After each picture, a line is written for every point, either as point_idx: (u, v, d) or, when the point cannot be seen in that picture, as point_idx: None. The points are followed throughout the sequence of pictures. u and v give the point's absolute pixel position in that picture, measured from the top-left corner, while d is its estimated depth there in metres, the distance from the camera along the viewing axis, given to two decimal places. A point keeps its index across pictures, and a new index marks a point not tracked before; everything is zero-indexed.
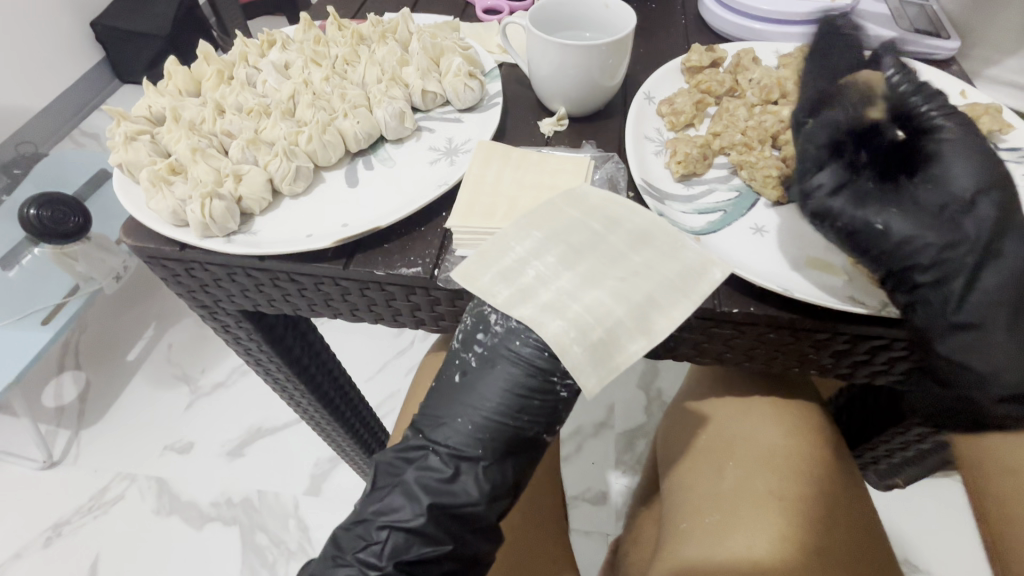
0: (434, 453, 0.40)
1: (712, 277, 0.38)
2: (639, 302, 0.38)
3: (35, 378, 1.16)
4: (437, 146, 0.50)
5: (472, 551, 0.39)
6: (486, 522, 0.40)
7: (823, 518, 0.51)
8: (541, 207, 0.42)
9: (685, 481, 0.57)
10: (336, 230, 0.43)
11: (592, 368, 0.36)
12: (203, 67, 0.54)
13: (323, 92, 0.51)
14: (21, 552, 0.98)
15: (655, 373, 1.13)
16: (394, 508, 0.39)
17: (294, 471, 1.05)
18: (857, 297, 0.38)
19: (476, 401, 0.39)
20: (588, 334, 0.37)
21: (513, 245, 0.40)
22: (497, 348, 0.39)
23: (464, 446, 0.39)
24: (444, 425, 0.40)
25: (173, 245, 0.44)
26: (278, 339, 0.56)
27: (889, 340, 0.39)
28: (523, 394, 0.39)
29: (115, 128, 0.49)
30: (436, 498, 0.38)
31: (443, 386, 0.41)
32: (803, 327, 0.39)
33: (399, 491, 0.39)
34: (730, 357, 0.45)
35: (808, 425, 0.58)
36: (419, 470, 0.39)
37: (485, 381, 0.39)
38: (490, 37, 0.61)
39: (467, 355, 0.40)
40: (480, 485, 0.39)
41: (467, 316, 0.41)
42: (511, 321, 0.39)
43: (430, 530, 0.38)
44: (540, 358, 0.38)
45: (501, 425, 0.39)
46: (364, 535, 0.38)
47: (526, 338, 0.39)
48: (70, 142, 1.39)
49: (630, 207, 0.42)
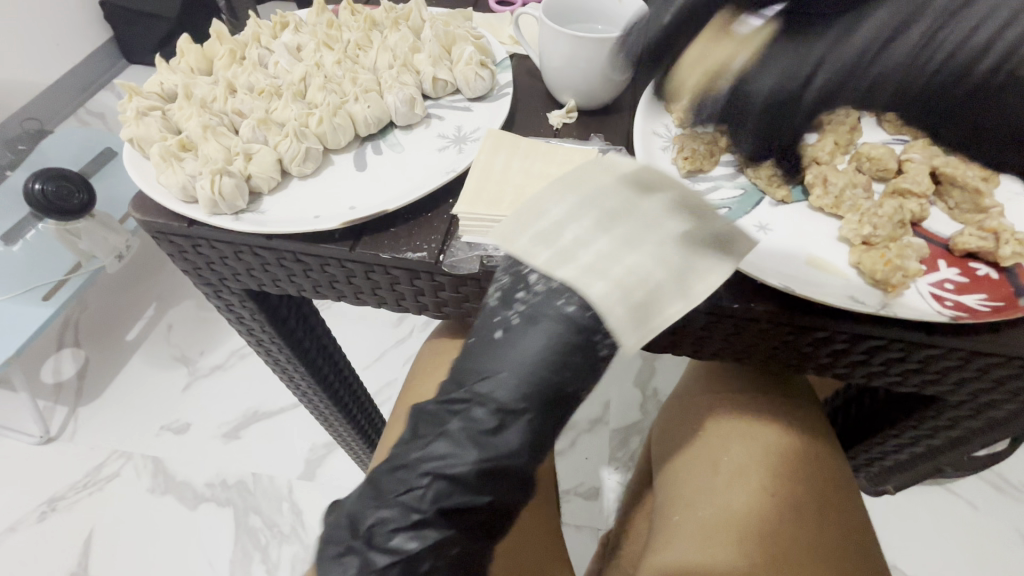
0: (479, 405, 0.35)
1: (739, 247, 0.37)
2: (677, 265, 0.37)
3: (35, 353, 1.17)
4: (446, 134, 0.51)
5: (513, 502, 0.37)
6: (529, 474, 0.37)
7: (809, 510, 0.52)
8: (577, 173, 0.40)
9: (677, 477, 0.58)
10: (344, 212, 0.44)
11: (632, 328, 0.35)
12: (216, 46, 0.54)
13: (335, 75, 0.52)
14: (17, 525, 0.98)
15: (651, 372, 1.14)
16: (441, 455, 0.35)
17: (289, 455, 1.06)
18: (857, 297, 0.38)
19: (520, 357, 0.35)
20: (632, 294, 0.35)
21: (547, 207, 0.39)
22: (541, 306, 0.35)
23: (512, 400, 0.34)
24: (487, 380, 0.35)
25: (181, 220, 0.44)
26: (282, 321, 0.57)
27: (887, 341, 0.39)
28: (570, 351, 0.35)
29: (127, 103, 0.49)
30: (485, 448, 0.35)
31: (481, 341, 0.36)
32: (802, 325, 0.40)
33: (445, 437, 0.35)
34: (728, 353, 0.45)
35: (797, 423, 0.59)
36: (464, 421, 0.35)
37: (530, 337, 0.35)
38: (502, 29, 0.61)
39: (508, 313, 0.36)
40: (528, 435, 0.35)
41: (502, 274, 0.37)
42: (554, 280, 0.35)
43: (476, 479, 0.35)
44: (588, 316, 0.35)
45: (549, 381, 0.35)
46: (406, 479, 0.35)
47: (570, 297, 0.35)
48: (76, 120, 1.40)
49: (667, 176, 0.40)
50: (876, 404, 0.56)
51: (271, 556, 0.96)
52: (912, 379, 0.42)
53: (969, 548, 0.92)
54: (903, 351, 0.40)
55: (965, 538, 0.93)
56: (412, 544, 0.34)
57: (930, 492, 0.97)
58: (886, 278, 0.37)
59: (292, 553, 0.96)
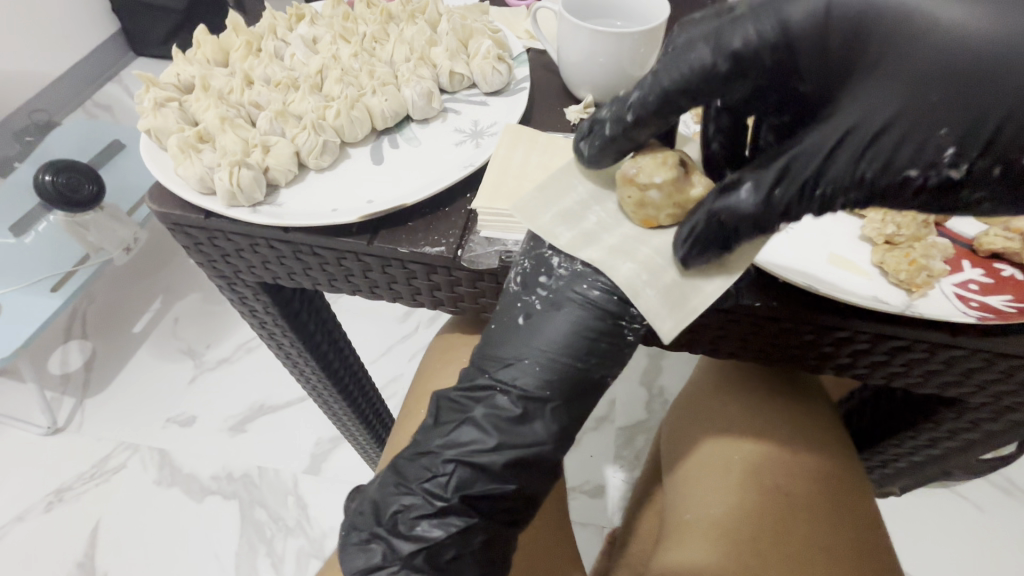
0: (502, 392, 0.38)
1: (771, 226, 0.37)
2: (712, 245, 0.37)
3: (43, 344, 1.17)
4: (462, 128, 0.50)
5: (536, 491, 0.40)
6: (550, 463, 0.39)
7: (820, 507, 0.53)
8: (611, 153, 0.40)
9: (687, 472, 0.58)
10: (362, 205, 0.44)
11: (666, 312, 0.36)
12: (232, 38, 0.54)
13: (351, 68, 0.51)
14: (24, 515, 0.99)
15: (658, 370, 1.14)
16: (463, 443, 0.39)
17: (295, 449, 1.06)
18: (880, 296, 0.38)
19: (543, 342, 0.38)
20: (660, 277, 0.36)
21: (576, 184, 0.40)
22: (563, 291, 0.38)
23: (533, 387, 0.38)
24: (510, 365, 0.38)
25: (198, 212, 0.44)
26: (294, 315, 0.57)
27: (910, 341, 0.39)
28: (591, 336, 0.37)
29: (144, 94, 0.49)
30: (505, 437, 0.38)
31: (506, 327, 0.39)
32: (824, 325, 0.39)
33: (468, 426, 0.39)
34: (746, 353, 0.45)
35: (808, 420, 0.59)
36: (487, 409, 0.38)
37: (552, 322, 0.38)
38: (518, 23, 0.61)
39: (530, 298, 0.39)
40: (549, 425, 0.38)
41: (524, 260, 0.40)
42: (577, 264, 0.38)
43: (499, 468, 0.38)
44: (609, 301, 0.37)
45: (569, 365, 0.37)
46: (429, 466, 0.39)
47: (594, 281, 0.37)
48: (84, 112, 1.40)
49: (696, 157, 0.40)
50: (894, 406, 0.55)
51: (277, 549, 0.96)
52: (934, 380, 0.42)
53: (976, 551, 0.92)
54: (927, 353, 0.39)
55: (971, 541, 0.93)
56: (436, 532, 0.39)
57: (937, 495, 0.97)
58: (910, 278, 0.37)
59: (297, 546, 0.97)
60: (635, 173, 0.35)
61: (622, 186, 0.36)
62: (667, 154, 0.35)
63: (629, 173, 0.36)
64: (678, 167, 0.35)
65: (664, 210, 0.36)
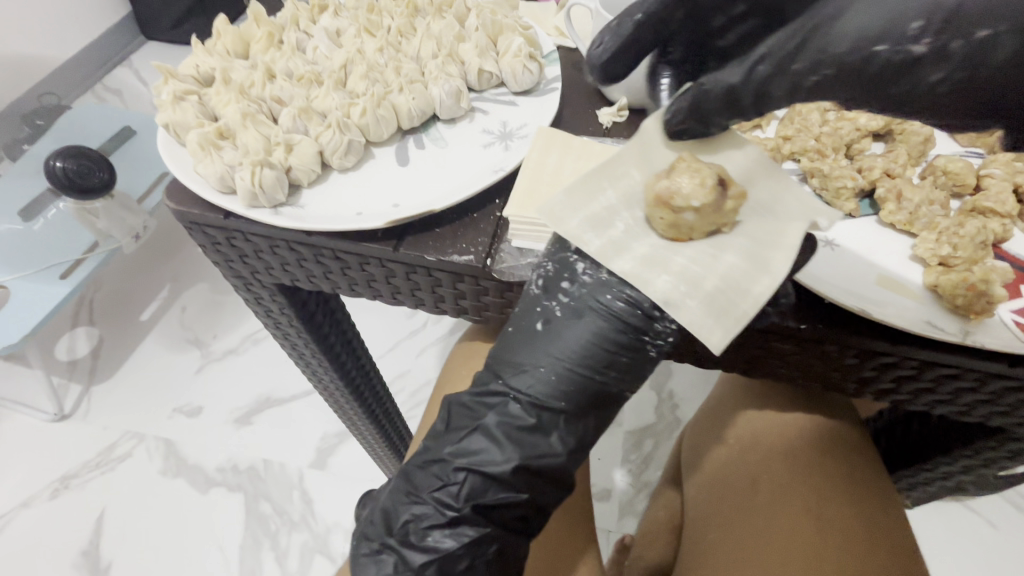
0: (515, 400, 0.37)
1: (799, 225, 0.35)
2: (752, 246, 0.35)
3: (49, 331, 1.16)
4: (491, 129, 0.48)
5: (547, 501, 0.39)
6: (564, 475, 0.38)
7: (858, 536, 0.50)
8: (642, 143, 0.37)
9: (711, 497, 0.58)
10: (387, 210, 0.42)
11: (712, 321, 0.34)
12: (253, 29, 0.52)
13: (377, 63, 0.49)
14: (29, 502, 0.99)
15: (668, 375, 1.11)
16: (474, 452, 0.37)
17: (301, 443, 1.05)
18: (935, 322, 0.35)
19: (559, 350, 0.36)
20: (699, 288, 0.34)
21: (606, 191, 0.37)
22: (585, 299, 0.36)
23: (548, 396, 0.36)
24: (525, 372, 0.37)
25: (217, 212, 0.42)
26: (309, 317, 0.55)
27: (961, 371, 0.37)
28: (612, 349, 0.36)
29: (162, 86, 0.48)
30: (516, 445, 0.37)
31: (522, 331, 0.37)
32: (872, 349, 0.37)
33: (478, 434, 0.38)
34: (784, 373, 0.43)
35: (843, 445, 0.57)
36: (500, 416, 0.37)
37: (571, 330, 0.36)
38: (547, 19, 0.58)
39: (550, 304, 0.37)
40: (565, 437, 0.37)
41: (547, 262, 0.38)
42: (602, 273, 0.36)
43: (509, 477, 0.36)
44: (633, 315, 0.35)
45: (586, 377, 0.36)
46: (440, 475, 0.38)
47: (618, 292, 0.35)
48: (93, 96, 1.38)
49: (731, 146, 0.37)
50: (928, 429, 0.53)
51: (281, 543, 0.95)
52: (981, 409, 0.40)
53: (990, 568, 0.90)
54: (978, 383, 0.38)
55: (985, 558, 0.91)
56: (448, 543, 0.37)
57: (949, 509, 0.95)
58: (967, 304, 0.35)
59: (301, 541, 0.96)
60: (671, 194, 0.34)
61: (654, 207, 0.35)
62: (704, 174, 0.34)
63: (664, 194, 0.34)
64: (716, 188, 0.34)
65: (699, 229, 0.35)
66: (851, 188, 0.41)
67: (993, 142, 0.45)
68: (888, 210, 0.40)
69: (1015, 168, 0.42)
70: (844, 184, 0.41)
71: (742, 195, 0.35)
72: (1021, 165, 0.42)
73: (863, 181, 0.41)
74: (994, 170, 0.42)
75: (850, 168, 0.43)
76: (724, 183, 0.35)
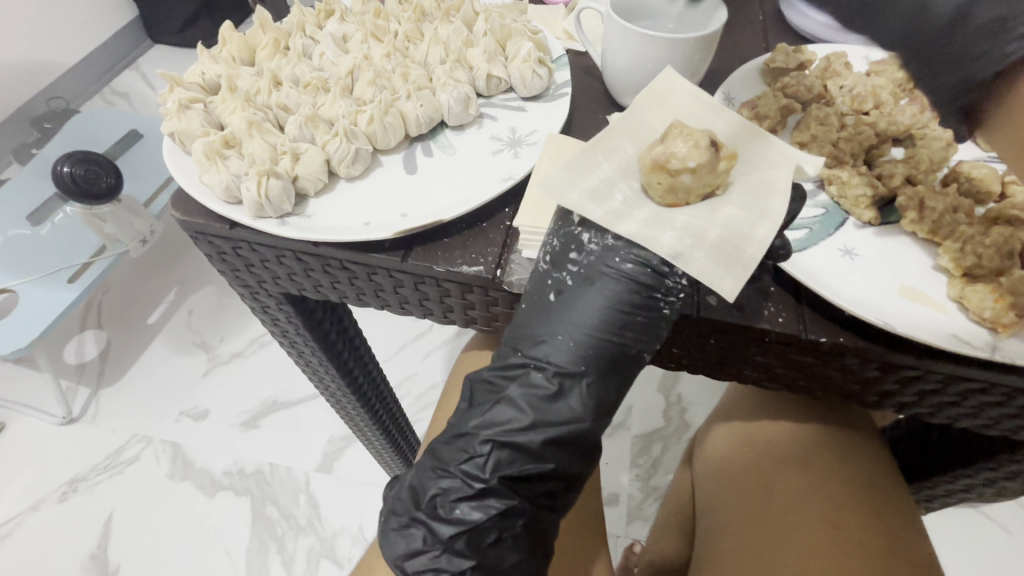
0: (537, 369, 0.37)
1: (787, 168, 0.37)
2: (749, 198, 0.37)
3: (58, 334, 1.16)
4: (500, 136, 0.47)
5: (574, 473, 0.38)
6: (590, 440, 0.37)
7: (873, 538, 0.50)
8: (632, 119, 0.39)
9: (722, 506, 0.56)
10: (395, 220, 0.41)
11: (723, 269, 0.34)
12: (259, 35, 0.52)
13: (384, 70, 0.49)
14: (38, 505, 0.99)
15: (676, 378, 1.10)
16: (500, 422, 0.36)
17: (308, 446, 1.05)
18: (961, 336, 0.34)
19: (575, 318, 0.36)
20: (704, 238, 0.35)
21: (601, 164, 0.38)
22: (596, 265, 0.36)
23: (569, 362, 0.36)
24: (543, 342, 0.37)
25: (222, 222, 0.42)
26: (317, 324, 0.54)
27: (988, 386, 0.36)
28: (625, 310, 0.36)
29: (168, 94, 0.47)
30: (539, 414, 0.36)
31: (535, 305, 0.37)
32: (895, 362, 0.36)
33: (503, 405, 0.37)
34: (801, 384, 0.42)
35: (849, 446, 0.57)
36: (522, 386, 0.37)
37: (585, 297, 0.36)
38: (556, 22, 0.58)
39: (560, 275, 0.37)
40: (585, 400, 0.36)
41: (553, 239, 0.38)
42: (607, 239, 0.36)
43: (538, 448, 0.36)
44: (643, 274, 0.35)
45: (604, 341, 0.36)
46: (465, 448, 0.37)
47: (628, 254, 0.36)
48: (101, 99, 1.38)
49: (716, 110, 0.40)
50: (947, 440, 0.52)
51: (287, 547, 0.95)
52: (1005, 424, 0.38)
53: None
54: (1004, 398, 0.36)
55: (1003, 565, 0.89)
56: (475, 515, 0.36)
57: (963, 516, 0.94)
58: (995, 318, 0.34)
59: (307, 545, 0.95)
60: (668, 158, 0.35)
61: (651, 172, 0.35)
62: (698, 136, 0.35)
63: (660, 158, 0.35)
64: (710, 148, 0.35)
65: (695, 192, 0.36)
66: (870, 197, 0.40)
67: None
68: (910, 220, 0.39)
69: None
70: (863, 193, 0.40)
71: (733, 156, 0.36)
72: None
73: (883, 189, 0.40)
74: (1019, 176, 0.41)
75: (870, 176, 0.41)
76: (716, 145, 0.36)
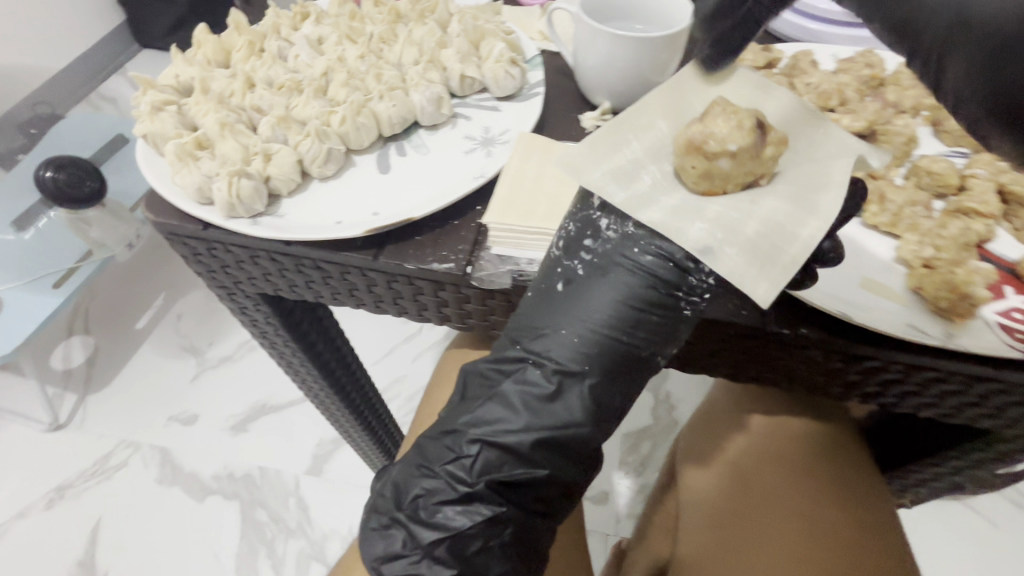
0: (534, 365, 0.36)
1: (846, 161, 0.34)
2: (796, 190, 0.34)
3: (45, 340, 1.16)
4: (473, 136, 0.48)
5: (568, 479, 0.37)
6: (590, 446, 0.37)
7: (847, 536, 0.51)
8: (677, 100, 0.38)
9: (714, 503, 0.55)
10: (367, 219, 0.41)
11: (758, 271, 0.32)
12: (234, 38, 0.52)
13: (358, 71, 0.49)
14: (25, 512, 0.98)
15: (664, 376, 1.11)
16: (490, 421, 0.36)
17: (297, 449, 1.05)
18: (918, 326, 0.35)
19: (583, 312, 0.35)
20: (739, 233, 0.33)
21: (633, 143, 0.37)
22: (611, 255, 0.35)
23: (570, 360, 0.35)
24: (544, 335, 0.36)
25: (195, 223, 0.42)
26: (295, 325, 0.55)
27: (946, 374, 0.37)
28: (641, 307, 0.34)
29: (141, 97, 0.47)
30: (535, 415, 0.36)
31: (542, 294, 0.37)
32: (854, 352, 0.37)
33: (494, 403, 0.37)
34: (768, 377, 0.43)
35: (835, 443, 0.58)
36: (518, 383, 0.36)
37: (596, 288, 0.35)
38: (531, 23, 0.58)
39: (572, 263, 0.36)
40: (583, 402, 0.36)
41: (570, 223, 0.37)
42: (627, 227, 0.35)
43: (527, 450, 0.36)
44: (664, 268, 0.34)
45: (611, 338, 0.35)
46: (453, 448, 0.37)
47: (647, 245, 0.34)
48: (87, 105, 1.38)
49: (762, 98, 0.39)
50: (914, 429, 0.54)
51: (277, 551, 0.95)
52: (968, 412, 0.39)
53: (991, 566, 0.90)
54: (964, 385, 0.37)
55: (986, 555, 0.91)
56: (460, 520, 0.36)
57: (947, 508, 0.95)
58: (951, 306, 0.35)
59: (297, 548, 0.95)
60: (704, 139, 0.34)
61: (686, 153, 0.34)
62: (741, 116, 0.34)
63: (696, 139, 0.34)
64: (755, 130, 0.34)
65: (733, 179, 0.34)
66: None
67: (978, 140, 0.45)
68: (872, 211, 0.40)
69: (1000, 168, 0.41)
70: None
71: (780, 143, 0.34)
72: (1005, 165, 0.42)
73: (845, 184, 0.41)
74: (978, 170, 0.41)
75: None
76: (762, 128, 0.34)
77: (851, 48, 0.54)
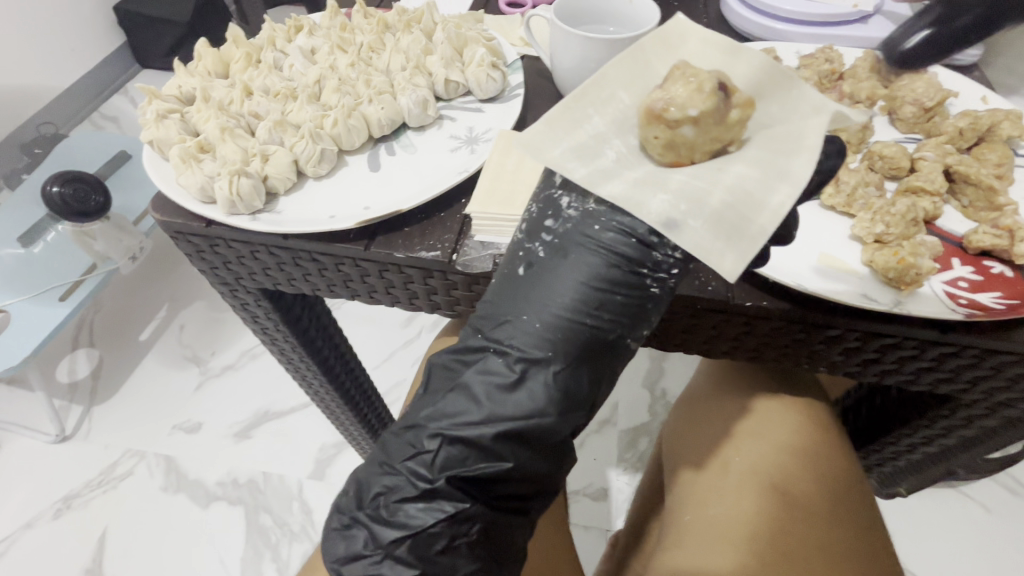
0: (495, 354, 0.37)
1: (820, 119, 0.33)
2: (766, 155, 0.34)
3: (50, 353, 1.19)
4: (458, 135, 0.51)
5: (535, 472, 0.38)
6: (555, 438, 0.37)
7: (822, 508, 0.53)
8: (635, 64, 0.36)
9: (719, 499, 0.54)
10: (359, 212, 0.44)
11: (724, 245, 0.32)
12: (232, 50, 0.55)
13: (348, 78, 0.53)
14: (33, 522, 1.00)
15: (660, 373, 1.14)
16: (451, 415, 0.37)
17: (299, 454, 1.07)
18: (869, 295, 0.38)
19: (547, 296, 0.36)
20: (705, 204, 0.32)
21: (593, 116, 0.36)
22: (571, 235, 0.36)
23: (529, 347, 0.36)
24: (506, 324, 0.37)
25: (198, 221, 0.45)
26: (295, 320, 0.57)
27: (900, 340, 0.39)
28: (605, 286, 0.35)
29: (146, 106, 0.50)
30: (494, 408, 0.36)
31: (507, 279, 0.38)
32: (813, 322, 0.40)
33: (455, 396, 0.38)
34: (739, 351, 0.45)
35: (821, 436, 0.59)
36: (481, 372, 0.37)
37: (558, 270, 0.36)
38: (512, 30, 0.62)
39: (533, 246, 0.37)
40: (548, 390, 0.36)
41: (532, 205, 0.38)
42: (587, 204, 0.35)
43: (489, 443, 0.36)
44: (626, 245, 0.35)
45: (574, 323, 0.36)
46: (413, 443, 0.38)
47: (608, 222, 0.35)
48: (89, 123, 1.41)
49: (734, 58, 0.36)
50: (888, 404, 0.57)
51: (281, 555, 0.97)
52: (926, 377, 0.42)
53: (984, 551, 0.91)
54: (918, 351, 0.40)
55: (980, 541, 0.92)
56: (421, 518, 0.36)
57: (943, 498, 0.96)
58: (898, 277, 0.37)
59: (301, 551, 0.97)
60: (665, 107, 0.32)
61: (648, 124, 0.33)
62: (702, 79, 0.32)
63: (657, 108, 0.33)
64: (716, 93, 0.32)
65: (699, 148, 0.33)
66: None
67: (929, 126, 0.48)
68: (827, 194, 0.43)
69: (947, 151, 0.44)
70: None
71: (747, 104, 0.33)
72: (952, 147, 0.45)
73: None
74: (926, 153, 0.44)
75: None
76: (725, 90, 0.33)
77: (813, 45, 0.57)
